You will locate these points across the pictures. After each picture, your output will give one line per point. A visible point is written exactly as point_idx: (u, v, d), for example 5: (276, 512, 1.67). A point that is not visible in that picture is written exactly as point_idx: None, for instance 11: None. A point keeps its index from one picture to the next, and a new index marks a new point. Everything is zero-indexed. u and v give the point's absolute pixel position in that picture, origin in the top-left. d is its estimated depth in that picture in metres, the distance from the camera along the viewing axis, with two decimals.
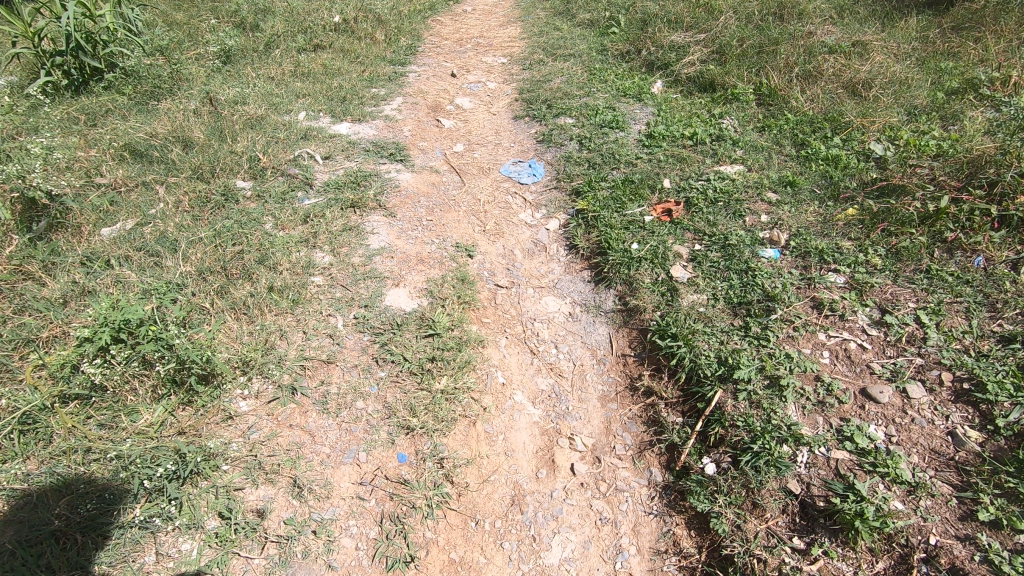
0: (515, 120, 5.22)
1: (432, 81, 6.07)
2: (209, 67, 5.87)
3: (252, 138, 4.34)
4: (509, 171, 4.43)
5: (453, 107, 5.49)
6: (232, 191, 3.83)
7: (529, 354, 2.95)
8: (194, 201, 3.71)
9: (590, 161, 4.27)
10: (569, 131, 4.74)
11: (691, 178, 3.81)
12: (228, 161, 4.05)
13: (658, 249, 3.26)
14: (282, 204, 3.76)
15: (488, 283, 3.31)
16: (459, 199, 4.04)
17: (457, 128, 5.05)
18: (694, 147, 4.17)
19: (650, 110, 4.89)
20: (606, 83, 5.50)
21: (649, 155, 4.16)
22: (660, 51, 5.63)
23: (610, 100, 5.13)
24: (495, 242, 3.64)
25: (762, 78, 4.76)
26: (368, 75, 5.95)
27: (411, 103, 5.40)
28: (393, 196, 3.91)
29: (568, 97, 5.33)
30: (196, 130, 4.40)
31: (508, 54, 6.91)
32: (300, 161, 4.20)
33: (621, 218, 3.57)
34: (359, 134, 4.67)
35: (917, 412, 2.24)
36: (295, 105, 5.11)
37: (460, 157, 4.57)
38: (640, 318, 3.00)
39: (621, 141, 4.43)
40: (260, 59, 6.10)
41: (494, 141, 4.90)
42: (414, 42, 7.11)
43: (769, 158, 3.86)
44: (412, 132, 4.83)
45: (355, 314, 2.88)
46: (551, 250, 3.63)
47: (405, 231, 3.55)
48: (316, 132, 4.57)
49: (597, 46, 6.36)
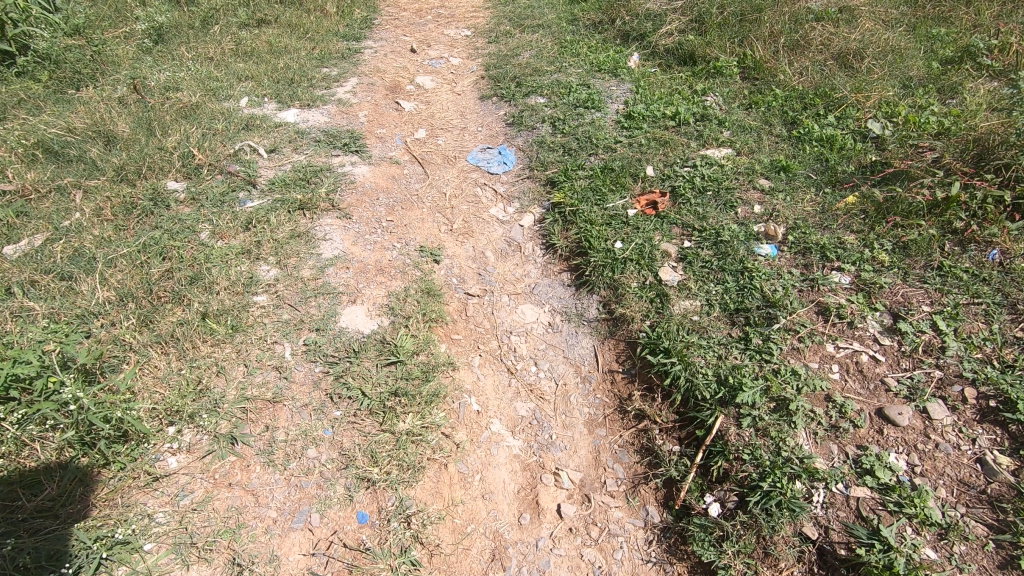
0: (482, 100, 4.80)
1: (390, 58, 5.57)
2: (137, 48, 5.26)
3: (185, 131, 3.85)
4: (477, 159, 4.05)
5: (413, 87, 5.03)
6: (162, 195, 3.37)
7: (506, 375, 2.67)
8: (118, 208, 3.25)
9: (564, 146, 3.91)
10: (541, 112, 4.37)
11: (676, 164, 3.50)
12: (157, 160, 3.58)
13: (644, 248, 2.96)
14: (221, 207, 3.32)
15: (458, 293, 2.99)
16: (423, 194, 3.66)
17: (420, 112, 4.62)
18: (676, 128, 3.84)
19: (627, 86, 4.52)
20: (579, 56, 5.11)
21: (629, 138, 3.83)
22: (634, 20, 5.24)
23: (584, 76, 4.74)
24: (463, 244, 3.30)
25: (746, 49, 4.42)
26: (319, 53, 5.43)
27: (367, 83, 4.92)
28: (348, 193, 3.50)
29: (539, 74, 4.93)
30: (120, 124, 3.89)
31: (472, 26, 6.42)
32: (242, 155, 3.74)
33: (602, 213, 3.25)
34: (308, 121, 4.19)
35: (941, 436, 2.01)
36: (237, 89, 4.59)
37: (422, 145, 4.16)
38: (627, 328, 2.71)
39: (597, 122, 4.07)
40: (196, 37, 5.50)
41: (460, 125, 4.49)
42: (369, 16, 6.57)
43: (759, 139, 3.55)
44: (368, 117, 4.37)
45: (305, 340, 2.52)
46: (526, 250, 3.30)
47: (363, 235, 3.16)
48: (259, 121, 4.09)
49: (567, 17, 5.95)
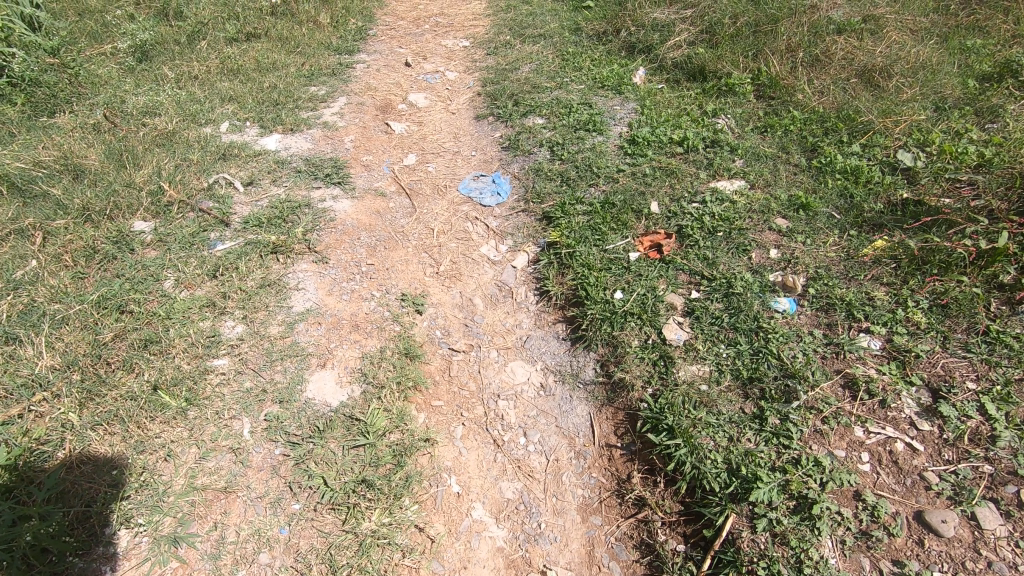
0: (478, 120, 4.52)
1: (382, 73, 5.31)
2: (120, 68, 5.05)
3: (157, 163, 3.62)
4: (469, 189, 3.77)
5: (406, 106, 4.76)
6: (127, 237, 3.14)
7: (492, 447, 2.39)
8: (78, 253, 3.02)
9: (562, 175, 3.62)
10: (539, 135, 4.08)
11: (683, 198, 3.19)
12: (125, 197, 3.35)
13: (647, 300, 2.67)
14: (189, 251, 3.08)
15: (441, 348, 2.72)
16: (409, 230, 3.39)
17: (410, 135, 4.35)
18: (684, 155, 3.53)
19: (632, 105, 4.22)
20: (581, 70, 4.81)
21: (633, 167, 3.52)
22: (641, 31, 4.92)
23: (586, 94, 4.44)
24: (450, 289, 3.03)
25: (760, 64, 4.09)
26: (308, 69, 5.19)
27: (356, 103, 4.66)
28: (327, 232, 3.24)
29: (538, 91, 4.63)
30: (89, 156, 3.66)
31: (471, 36, 6.13)
32: (216, 190, 3.50)
33: (601, 256, 2.96)
34: (290, 149, 3.94)
35: (993, 552, 1.71)
36: (218, 112, 4.36)
37: (411, 173, 3.89)
38: (627, 396, 2.42)
39: (599, 147, 3.76)
40: (181, 54, 5.28)
41: (453, 148, 4.21)
42: (364, 27, 6.31)
43: (775, 169, 3.24)
44: (355, 142, 4.11)
45: (266, 415, 2.26)
46: (518, 295, 3.02)
47: (339, 282, 2.91)
48: (238, 149, 3.84)
49: (570, 26, 5.67)
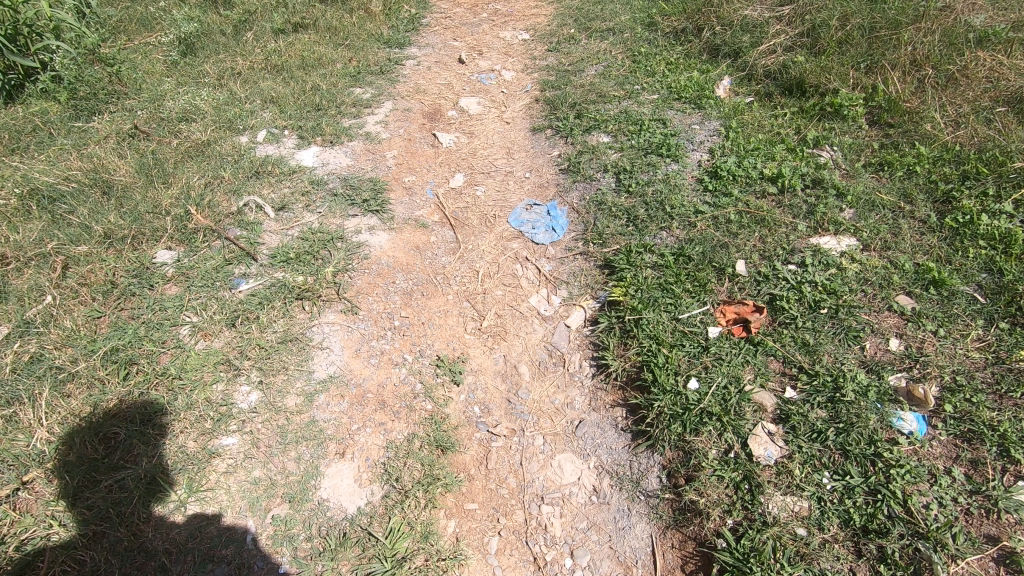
0: (534, 133, 4.04)
1: (434, 72, 4.89)
2: (165, 62, 4.84)
3: (188, 182, 3.37)
4: (521, 220, 3.34)
5: (456, 112, 4.33)
6: (148, 270, 2.90)
7: (532, 569, 2.01)
8: (96, 288, 2.80)
9: (629, 213, 3.13)
10: (604, 157, 3.59)
11: (777, 256, 2.66)
12: (149, 222, 3.11)
13: (729, 396, 2.19)
14: (211, 290, 2.81)
15: (479, 432, 2.35)
16: (450, 272, 3.01)
17: (459, 149, 3.94)
18: (778, 196, 2.96)
19: (714, 124, 3.64)
20: (654, 77, 4.24)
21: (714, 208, 2.99)
22: (727, 31, 4.29)
23: (660, 107, 3.88)
24: (493, 353, 2.63)
25: (875, 81, 3.43)
26: (355, 67, 4.83)
27: (403, 109, 4.27)
28: (359, 273, 2.90)
29: (604, 100, 4.11)
30: (120, 170, 3.45)
31: (531, 28, 5.61)
32: (244, 215, 3.21)
33: (673, 327, 2.48)
34: (328, 165, 3.60)
35: None
36: (257, 119, 4.07)
37: (457, 197, 3.49)
38: (700, 525, 1.98)
39: (673, 179, 3.24)
40: (226, 47, 5.03)
41: (505, 167, 3.78)
42: (418, 15, 5.89)
43: (895, 225, 2.65)
44: (397, 157, 3.73)
45: (275, 518, 1.97)
46: (572, 365, 2.60)
47: (367, 341, 2.56)
48: (272, 165, 3.54)
49: (643, 19, 5.05)
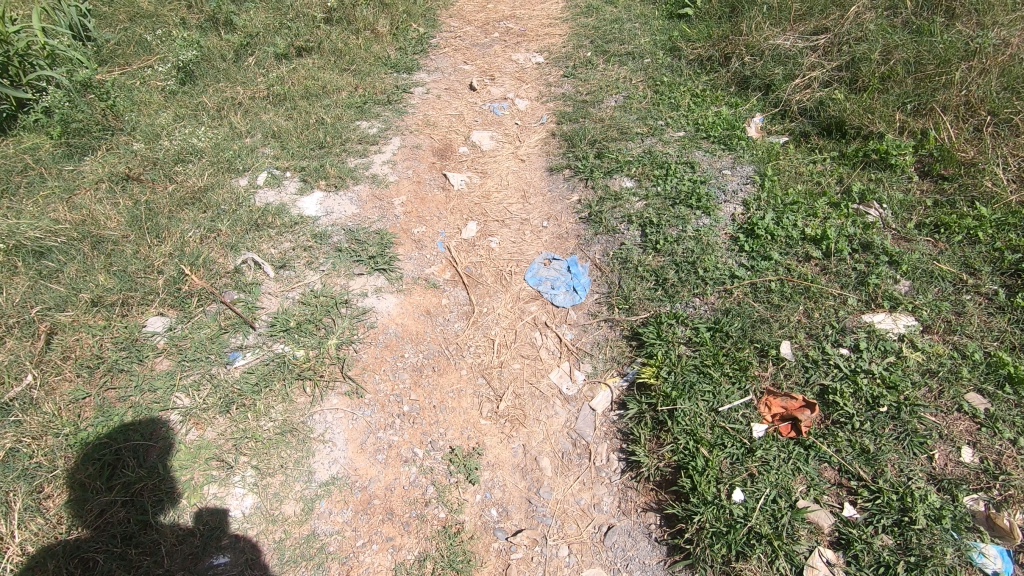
0: (551, 174, 3.79)
1: (444, 100, 4.65)
2: (163, 92, 4.64)
3: (184, 237, 3.16)
4: (539, 277, 3.09)
5: (467, 149, 4.09)
6: (137, 341, 2.68)
7: None
8: (81, 363, 2.58)
9: (658, 275, 2.88)
10: (628, 206, 3.34)
11: (826, 336, 2.40)
12: (141, 285, 2.90)
13: (780, 513, 1.95)
14: (204, 366, 2.59)
15: (496, 543, 2.12)
16: (464, 342, 2.77)
17: (472, 192, 3.69)
18: (823, 261, 2.71)
19: (747, 168, 3.38)
20: (679, 111, 3.98)
21: (752, 272, 2.74)
22: (758, 62, 4.02)
23: (687, 148, 3.62)
24: (511, 443, 2.40)
25: (924, 126, 3.17)
26: (362, 96, 4.60)
27: (412, 145, 4.03)
28: (365, 345, 2.67)
29: (625, 137, 3.85)
30: (112, 223, 3.25)
31: (545, 49, 5.35)
32: (242, 275, 2.99)
33: (712, 422, 2.23)
34: (332, 213, 3.37)
35: None
36: (258, 159, 3.85)
37: (471, 251, 3.25)
38: None
39: (705, 236, 2.98)
40: (226, 74, 4.80)
41: (521, 213, 3.53)
42: (426, 35, 5.66)
43: (958, 303, 2.40)
44: (406, 203, 3.49)
45: None
46: (598, 457, 2.36)
47: (374, 432, 2.34)
48: (272, 215, 3.31)
49: (664, 44, 4.79)
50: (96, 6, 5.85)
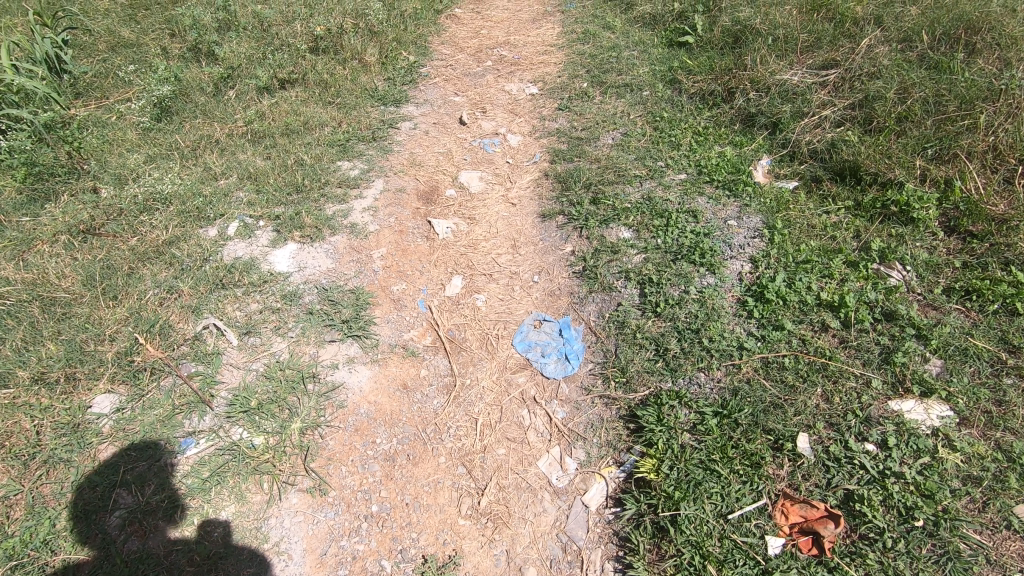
0: (543, 220, 3.53)
1: (432, 136, 4.41)
2: (136, 129, 4.40)
3: (142, 300, 2.91)
4: (528, 343, 2.82)
5: (455, 191, 3.84)
6: (80, 425, 2.42)
7: None
8: (14, 455, 2.31)
9: (659, 343, 2.61)
10: (626, 260, 3.08)
11: (849, 427, 2.13)
12: (90, 357, 2.63)
13: None
14: (153, 455, 2.32)
15: None
16: (443, 421, 2.50)
17: (458, 241, 3.44)
18: (842, 332, 2.43)
19: (754, 218, 3.11)
20: (680, 151, 3.73)
21: (763, 344, 2.47)
22: (764, 98, 3.77)
23: (689, 193, 3.36)
24: (492, 548, 2.13)
25: (948, 174, 2.91)
26: (346, 131, 4.37)
27: (395, 189, 3.79)
28: (332, 429, 2.41)
29: (623, 180, 3.60)
30: (66, 282, 3.00)
31: (539, 79, 5.13)
32: (202, 344, 2.73)
33: (720, 532, 1.96)
34: (305, 269, 3.12)
35: None
36: (231, 205, 3.60)
37: (454, 311, 2.99)
38: None
39: (710, 298, 2.71)
40: (204, 109, 4.58)
41: (510, 265, 3.27)
42: (416, 64, 5.44)
43: (997, 390, 2.14)
44: (385, 256, 3.23)
45: None
46: (591, 566, 2.09)
47: (337, 541, 2.11)
48: (240, 272, 3.06)
49: (664, 76, 4.56)
50: (75, 35, 5.64)
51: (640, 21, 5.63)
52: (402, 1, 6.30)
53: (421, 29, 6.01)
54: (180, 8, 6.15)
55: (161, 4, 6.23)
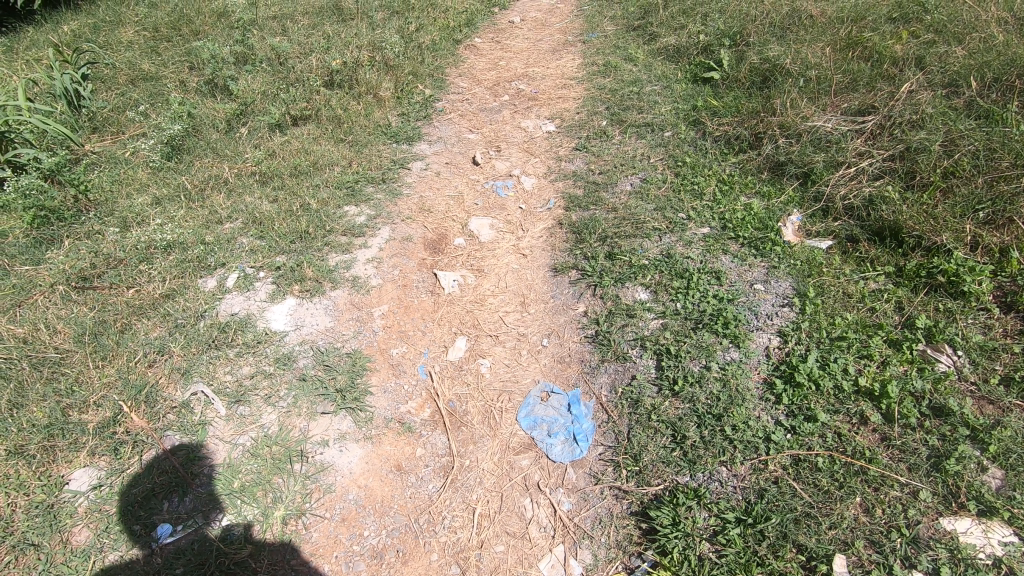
0: (555, 274, 3.33)
1: (443, 178, 4.27)
2: (147, 168, 4.35)
3: (131, 361, 2.78)
4: (534, 419, 2.61)
5: (464, 240, 3.67)
6: (54, 505, 2.28)
7: None
8: None
9: (676, 429, 2.38)
10: (642, 326, 2.85)
11: (895, 549, 1.88)
12: (72, 427, 2.50)
13: None
14: (128, 544, 2.17)
15: None
16: (437, 511, 2.30)
17: (464, 297, 3.25)
18: (884, 428, 2.17)
19: (783, 283, 2.86)
20: (703, 201, 3.51)
21: (793, 438, 2.21)
22: (795, 146, 3.53)
23: (712, 251, 3.13)
24: None
25: (1002, 242, 2.64)
26: (356, 171, 4.25)
27: (402, 237, 3.64)
28: (317, 520, 2.24)
29: (641, 233, 3.38)
30: (57, 340, 2.89)
31: (557, 115, 4.95)
32: (188, 413, 2.58)
33: None
34: (301, 329, 2.97)
35: None
36: (233, 253, 3.49)
37: (456, 379, 2.80)
38: None
39: (734, 377, 2.47)
40: (215, 148, 4.51)
41: (518, 326, 3.07)
42: (432, 98, 5.33)
43: None
44: (386, 315, 3.07)
45: None
46: None
47: None
48: (234, 332, 2.92)
49: (688, 116, 4.34)
50: (96, 67, 5.67)
51: (663, 54, 5.43)
52: (420, 33, 6.22)
53: (439, 61, 5.91)
54: (201, 39, 6.16)
55: (183, 36, 6.25)
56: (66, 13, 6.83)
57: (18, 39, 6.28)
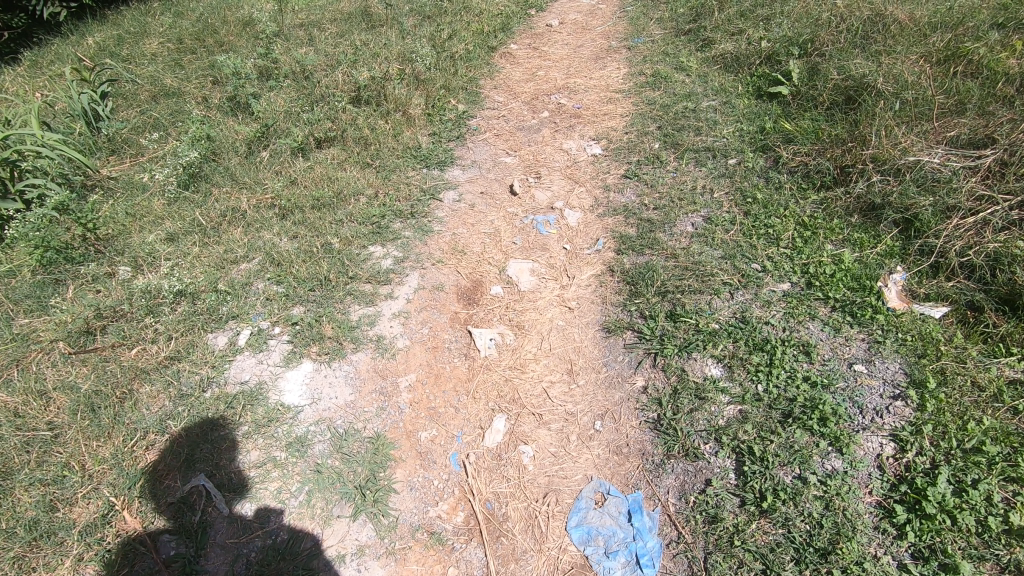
0: (607, 335, 2.87)
1: (479, 211, 3.86)
2: (162, 199, 4.04)
3: (128, 443, 2.46)
4: (586, 530, 2.18)
5: (501, 288, 3.24)
6: None
7: None
8: None
9: (768, 563, 1.93)
10: (717, 412, 2.38)
11: None
12: (56, 529, 2.19)
13: None
14: None
15: None
16: None
17: (502, 362, 2.83)
18: None
19: (891, 366, 2.36)
20: (782, 250, 3.00)
21: None
22: (893, 186, 3.00)
23: (797, 317, 2.64)
24: None
25: None
26: (383, 203, 3.86)
27: (432, 285, 3.23)
28: None
29: (709, 288, 2.89)
30: (51, 413, 2.59)
31: (603, 134, 4.47)
32: (188, 511, 2.25)
33: None
34: (318, 403, 2.60)
35: None
36: (247, 302, 3.14)
37: (495, 472, 2.39)
38: None
39: (840, 498, 2.01)
40: (234, 176, 4.18)
41: (565, 402, 2.63)
42: (466, 115, 4.91)
43: None
44: (413, 386, 2.67)
45: None
46: None
47: None
48: (244, 408, 2.57)
49: (755, 141, 3.82)
50: (118, 83, 5.42)
51: (721, 62, 4.88)
52: (453, 40, 5.78)
53: (472, 71, 5.47)
54: (225, 52, 5.87)
55: (207, 47, 5.96)
56: (92, 25, 6.63)
57: (43, 54, 6.10)
